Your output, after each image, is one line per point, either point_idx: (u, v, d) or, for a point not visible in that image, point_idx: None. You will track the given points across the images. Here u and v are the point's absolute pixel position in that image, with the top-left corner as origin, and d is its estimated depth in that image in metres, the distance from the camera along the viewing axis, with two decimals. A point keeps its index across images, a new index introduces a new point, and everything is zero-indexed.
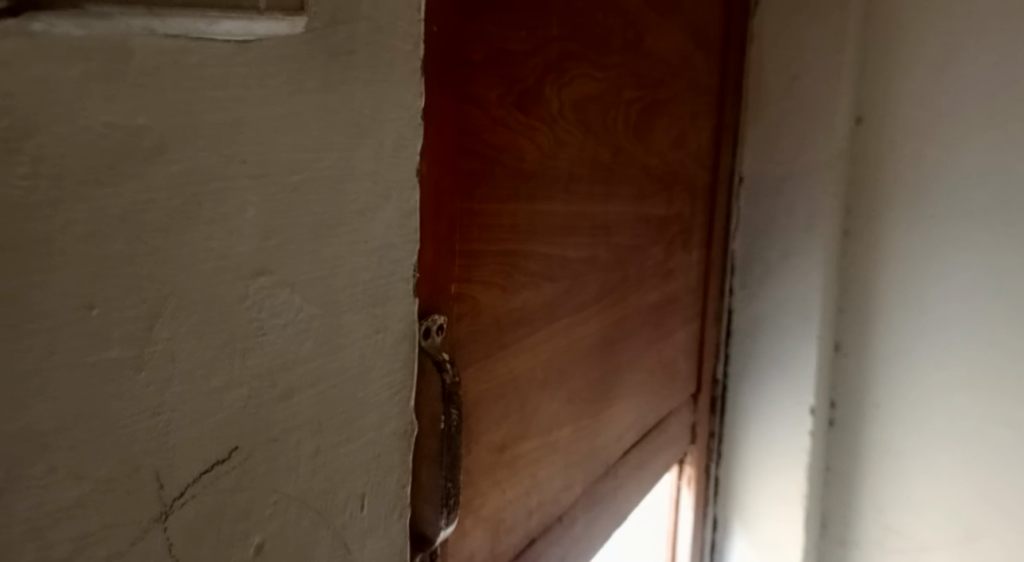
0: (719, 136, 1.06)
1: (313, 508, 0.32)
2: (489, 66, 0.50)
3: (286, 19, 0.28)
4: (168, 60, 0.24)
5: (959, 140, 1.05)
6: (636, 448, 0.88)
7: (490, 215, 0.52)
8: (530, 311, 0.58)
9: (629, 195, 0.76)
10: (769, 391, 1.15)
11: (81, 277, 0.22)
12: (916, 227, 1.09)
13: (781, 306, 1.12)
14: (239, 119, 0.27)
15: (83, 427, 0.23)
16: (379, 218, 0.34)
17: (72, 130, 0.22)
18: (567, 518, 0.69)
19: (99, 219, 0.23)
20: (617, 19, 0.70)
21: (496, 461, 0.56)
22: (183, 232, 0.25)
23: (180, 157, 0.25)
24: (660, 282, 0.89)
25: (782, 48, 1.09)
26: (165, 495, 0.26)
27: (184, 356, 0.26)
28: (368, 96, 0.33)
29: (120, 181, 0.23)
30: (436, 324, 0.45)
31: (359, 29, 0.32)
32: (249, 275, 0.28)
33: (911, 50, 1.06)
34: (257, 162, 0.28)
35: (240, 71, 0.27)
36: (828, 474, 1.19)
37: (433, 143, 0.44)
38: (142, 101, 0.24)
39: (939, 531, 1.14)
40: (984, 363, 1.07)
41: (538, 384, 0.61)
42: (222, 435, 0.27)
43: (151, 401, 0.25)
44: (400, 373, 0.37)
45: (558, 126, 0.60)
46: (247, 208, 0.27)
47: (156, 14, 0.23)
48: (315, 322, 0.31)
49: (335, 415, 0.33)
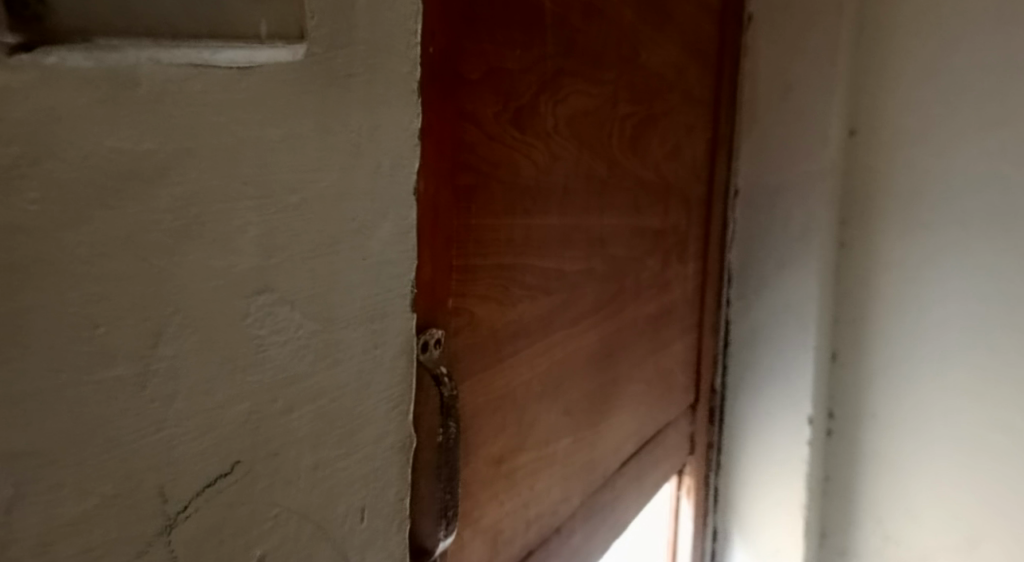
0: (713, 148, 1.07)
1: (312, 520, 0.33)
2: (484, 84, 0.51)
3: (286, 47, 0.29)
4: (173, 87, 0.25)
5: (954, 149, 1.06)
6: (634, 459, 0.88)
7: (486, 229, 0.53)
8: (527, 323, 0.59)
9: (625, 207, 0.77)
10: (767, 401, 1.15)
11: (88, 297, 0.23)
12: (911, 236, 1.10)
13: (778, 316, 1.13)
14: (241, 142, 0.27)
15: (88, 444, 0.23)
16: (377, 236, 0.35)
17: (80, 156, 0.23)
18: (565, 528, 0.70)
19: (105, 242, 0.23)
20: (613, 36, 0.71)
21: (493, 473, 0.56)
22: (187, 253, 0.26)
23: (183, 180, 0.25)
24: (657, 292, 0.90)
25: (776, 62, 1.10)
26: (167, 508, 0.26)
27: (187, 373, 0.26)
28: (366, 118, 0.34)
29: (126, 205, 0.24)
30: (433, 338, 0.46)
31: (357, 52, 0.33)
32: (250, 293, 0.28)
33: (903, 61, 1.08)
34: (259, 184, 0.28)
35: (242, 96, 0.27)
36: (827, 482, 1.19)
37: (431, 160, 0.45)
38: (149, 127, 0.24)
39: (938, 539, 1.14)
40: (981, 370, 1.08)
41: (535, 396, 0.62)
42: (223, 450, 0.28)
43: (154, 416, 0.25)
44: (398, 387, 0.38)
45: (553, 140, 0.61)
46: (248, 228, 0.28)
47: (161, 45, 0.24)
48: (315, 338, 0.32)
49: (335, 428, 0.34)
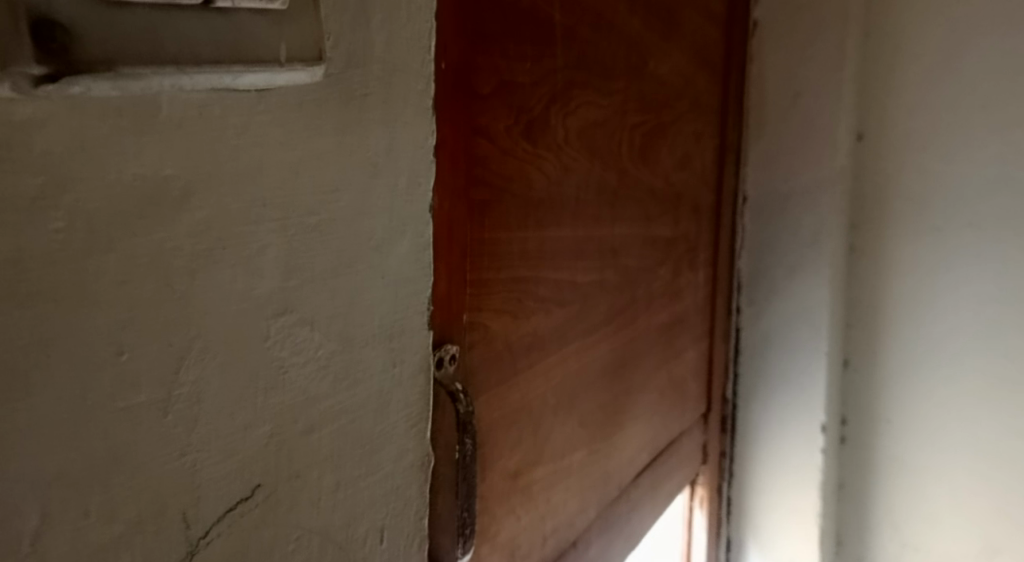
0: (722, 155, 1.07)
1: (334, 542, 0.33)
2: (497, 97, 0.51)
3: (304, 69, 0.29)
4: (193, 111, 0.25)
5: (964, 151, 1.06)
6: (649, 469, 0.87)
7: (499, 242, 0.52)
8: (540, 336, 0.59)
9: (635, 216, 0.76)
10: (780, 409, 1.15)
11: (112, 324, 0.23)
12: (921, 240, 1.09)
13: (790, 321, 1.12)
14: (259, 166, 0.27)
15: (113, 471, 0.23)
16: (395, 253, 0.35)
17: (104, 183, 0.23)
18: (580, 541, 0.69)
19: (129, 268, 0.23)
20: (622, 51, 0.71)
21: (510, 487, 0.56)
22: (209, 277, 0.26)
23: (204, 205, 0.25)
24: (668, 300, 0.89)
25: (783, 66, 1.10)
26: (191, 535, 0.26)
27: (210, 396, 0.26)
28: (383, 136, 0.34)
29: (149, 230, 0.24)
30: (448, 353, 0.46)
31: (372, 71, 0.33)
32: (270, 315, 0.28)
33: (911, 63, 1.07)
34: (278, 204, 0.28)
35: (260, 118, 0.27)
36: (841, 488, 1.18)
37: (445, 175, 0.45)
38: (170, 152, 0.24)
39: (958, 544, 1.13)
40: (995, 373, 1.07)
41: (550, 409, 0.61)
42: (245, 474, 0.28)
43: (178, 441, 0.25)
44: (417, 404, 0.38)
45: (564, 152, 0.61)
46: (267, 250, 0.28)
47: (185, 72, 0.24)
48: (335, 357, 0.32)
49: (355, 448, 0.33)
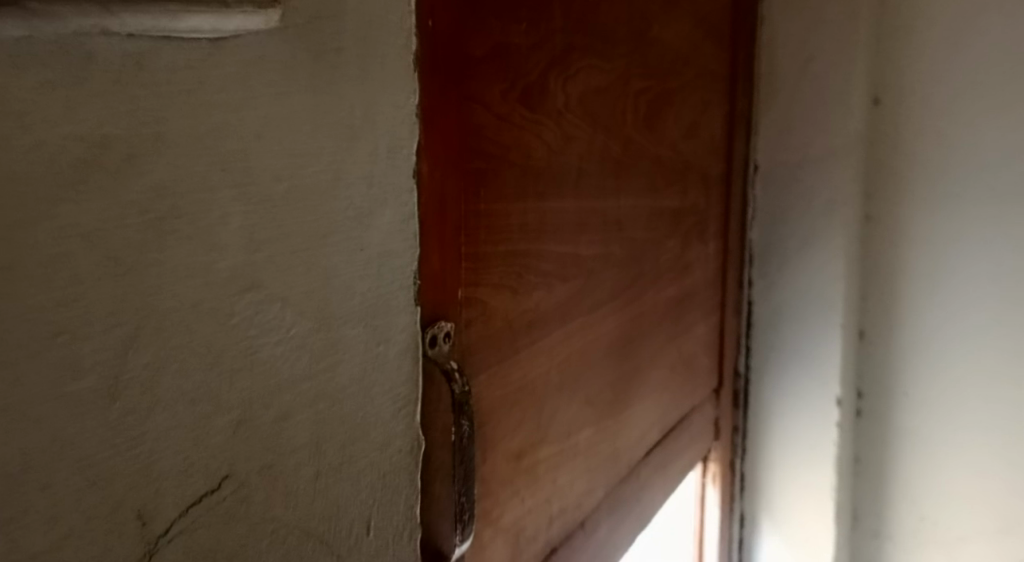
0: (733, 124, 1.03)
1: (316, 534, 0.30)
2: (490, 61, 0.48)
3: (258, 12, 0.26)
4: (132, 65, 0.23)
5: (981, 119, 1.02)
6: (659, 447, 0.85)
7: (497, 215, 0.50)
8: (542, 313, 0.56)
9: (641, 187, 0.74)
10: (793, 386, 1.13)
11: (48, 305, 0.21)
12: (938, 209, 1.05)
13: (804, 293, 1.09)
14: (217, 126, 0.25)
15: (55, 465, 0.21)
16: (376, 225, 0.32)
17: (30, 146, 0.20)
18: (589, 523, 0.67)
19: (65, 241, 0.21)
20: (622, 11, 0.68)
21: (513, 469, 0.54)
22: (161, 249, 0.23)
23: (151, 169, 0.23)
24: (678, 276, 0.87)
25: (795, 30, 1.06)
26: (149, 532, 0.24)
27: (166, 383, 0.24)
28: (359, 98, 0.31)
29: (86, 197, 0.21)
30: (442, 331, 0.43)
31: (348, 27, 0.30)
32: (235, 291, 0.26)
33: (929, 25, 1.02)
34: (241, 169, 0.26)
35: (216, 70, 0.25)
36: (857, 465, 1.15)
37: (438, 145, 0.42)
38: (107, 109, 0.22)
39: (976, 521, 1.10)
40: (1013, 349, 1.04)
41: (554, 387, 0.59)
42: (210, 464, 0.25)
43: (129, 432, 0.23)
44: (404, 386, 0.35)
45: (565, 120, 0.58)
46: (230, 220, 0.25)
47: (112, 11, 0.22)
48: (312, 337, 0.29)
49: (336, 434, 0.31)
